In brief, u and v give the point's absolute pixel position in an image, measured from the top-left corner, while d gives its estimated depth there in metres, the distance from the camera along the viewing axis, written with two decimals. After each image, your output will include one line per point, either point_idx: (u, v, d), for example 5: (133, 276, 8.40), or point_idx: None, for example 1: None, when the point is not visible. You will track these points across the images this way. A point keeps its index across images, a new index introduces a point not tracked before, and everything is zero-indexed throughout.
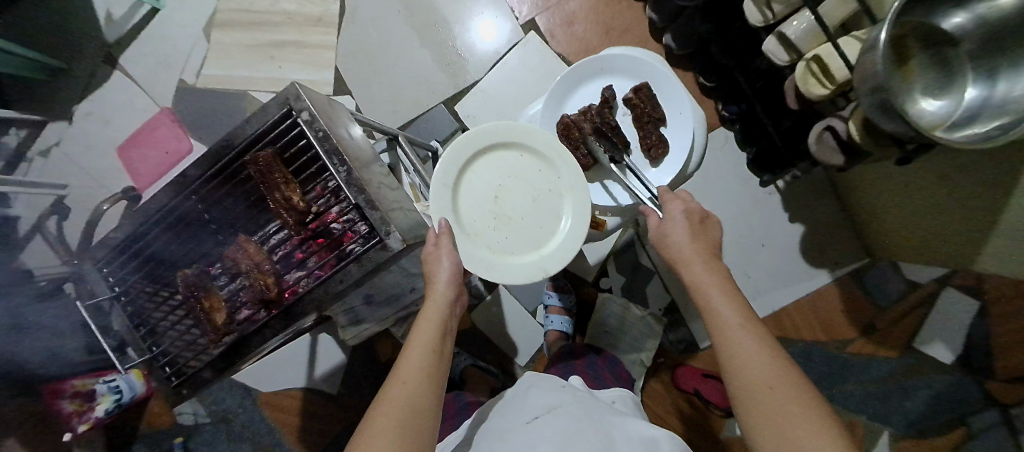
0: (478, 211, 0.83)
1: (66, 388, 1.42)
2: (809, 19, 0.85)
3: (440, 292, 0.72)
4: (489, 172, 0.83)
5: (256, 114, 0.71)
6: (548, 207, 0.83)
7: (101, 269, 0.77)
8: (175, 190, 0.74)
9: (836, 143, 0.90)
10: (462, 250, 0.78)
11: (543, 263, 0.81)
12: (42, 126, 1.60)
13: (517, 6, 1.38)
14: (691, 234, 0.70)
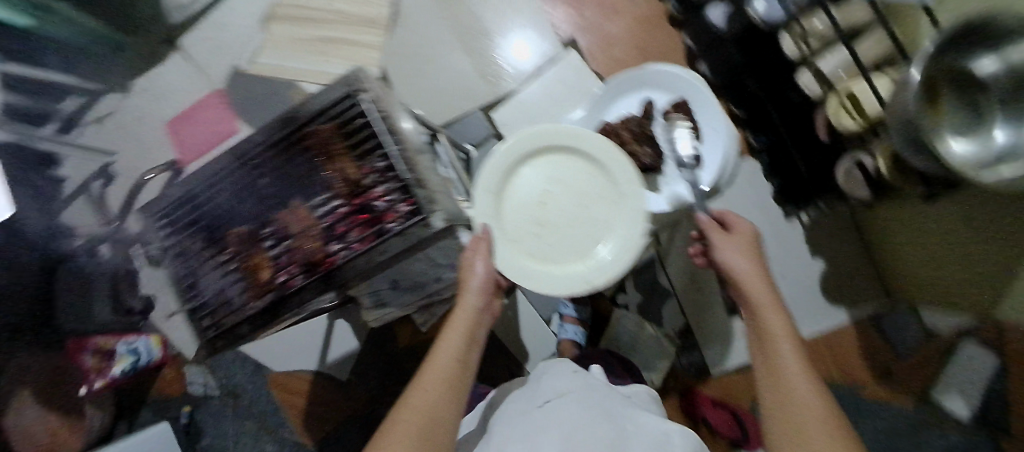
0: (523, 217, 0.89)
1: (89, 344, 1.49)
2: (843, 57, 0.89)
3: (472, 303, 0.77)
4: (535, 179, 0.90)
5: (323, 91, 0.78)
6: (595, 215, 0.88)
7: (170, 217, 0.85)
8: (244, 153, 0.82)
9: (863, 178, 0.95)
10: (503, 256, 0.83)
11: (587, 273, 0.85)
12: (101, 96, 1.71)
13: (557, 23, 1.42)
14: (747, 256, 0.73)
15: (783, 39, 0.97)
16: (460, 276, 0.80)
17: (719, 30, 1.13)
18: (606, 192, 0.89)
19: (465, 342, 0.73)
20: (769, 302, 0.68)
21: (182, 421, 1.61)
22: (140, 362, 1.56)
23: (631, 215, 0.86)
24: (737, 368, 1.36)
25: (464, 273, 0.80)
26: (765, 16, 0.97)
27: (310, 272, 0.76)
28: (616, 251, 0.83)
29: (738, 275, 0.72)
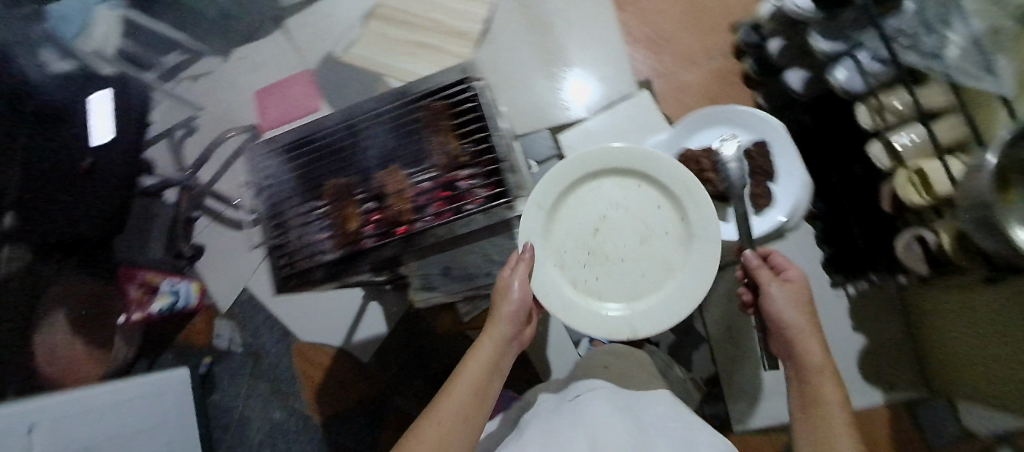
0: (576, 243, 0.86)
1: (136, 277, 1.56)
2: (919, 135, 0.93)
3: (501, 330, 0.79)
4: (595, 205, 0.86)
5: (438, 72, 0.85)
6: (654, 255, 0.84)
7: (265, 158, 0.91)
8: (350, 112, 0.87)
9: (923, 253, 0.97)
10: (546, 283, 0.83)
11: (633, 317, 0.81)
12: (200, 57, 1.84)
13: (638, 65, 1.49)
14: (797, 307, 0.72)
15: (860, 110, 1.04)
16: (496, 296, 0.83)
17: (794, 92, 1.16)
18: (672, 232, 0.84)
19: (490, 367, 0.75)
20: (820, 358, 0.68)
21: (201, 370, 1.65)
22: (177, 305, 1.64)
23: (695, 261, 0.80)
24: (758, 428, 1.34)
25: (499, 297, 0.82)
26: (846, 85, 1.02)
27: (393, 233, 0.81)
28: (680, 296, 0.79)
29: (790, 327, 0.71)
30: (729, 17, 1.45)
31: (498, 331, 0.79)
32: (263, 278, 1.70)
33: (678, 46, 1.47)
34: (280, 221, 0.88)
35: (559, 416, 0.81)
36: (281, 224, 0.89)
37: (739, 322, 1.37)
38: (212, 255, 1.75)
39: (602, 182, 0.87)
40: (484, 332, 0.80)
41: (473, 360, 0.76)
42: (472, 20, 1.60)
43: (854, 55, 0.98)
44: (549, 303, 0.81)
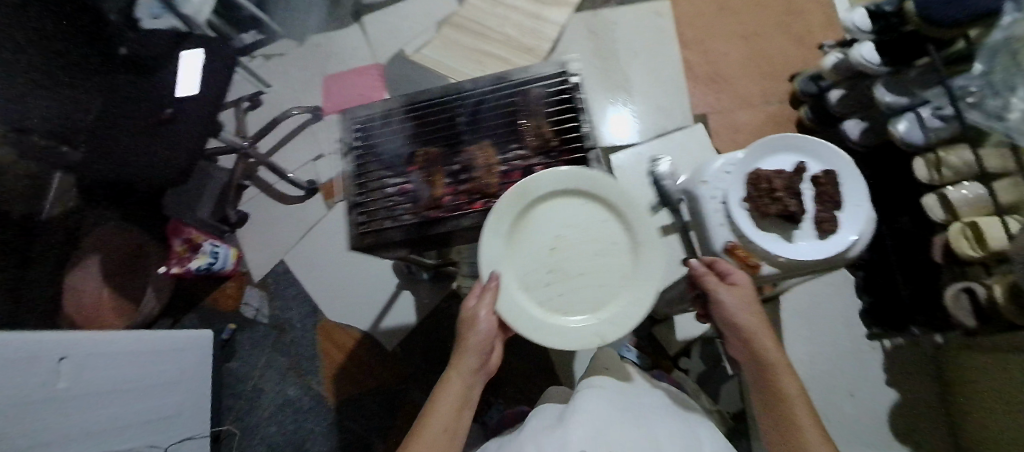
0: (532, 260, 0.77)
1: (184, 232, 1.60)
2: (977, 191, 0.97)
3: (468, 363, 0.72)
4: (547, 217, 0.78)
5: (540, 63, 0.87)
6: (613, 262, 0.76)
7: (354, 119, 0.92)
8: (447, 88, 0.89)
9: (970, 306, 0.97)
10: (510, 310, 0.72)
11: (603, 329, 0.72)
12: (276, 38, 1.96)
13: (693, 99, 1.57)
14: (747, 309, 0.73)
15: (919, 163, 1.08)
16: (463, 330, 0.75)
17: (851, 140, 1.27)
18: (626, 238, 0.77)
19: (459, 403, 0.70)
20: (776, 355, 0.68)
21: (224, 335, 1.65)
22: (214, 267, 1.62)
23: (651, 265, 0.73)
24: None
25: (464, 331, 0.75)
26: (905, 136, 1.06)
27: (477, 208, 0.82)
28: (635, 305, 0.72)
29: (744, 327, 0.72)
30: (788, 69, 1.55)
31: (466, 366, 0.72)
32: (301, 252, 1.73)
33: (736, 86, 1.56)
34: (361, 181, 0.88)
35: (552, 428, 0.71)
36: (360, 184, 0.88)
37: None
38: (255, 224, 1.80)
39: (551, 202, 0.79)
40: (453, 365, 0.73)
41: (447, 389, 0.71)
42: (542, 39, 1.71)
43: (916, 110, 1.05)
44: (516, 325, 0.71)
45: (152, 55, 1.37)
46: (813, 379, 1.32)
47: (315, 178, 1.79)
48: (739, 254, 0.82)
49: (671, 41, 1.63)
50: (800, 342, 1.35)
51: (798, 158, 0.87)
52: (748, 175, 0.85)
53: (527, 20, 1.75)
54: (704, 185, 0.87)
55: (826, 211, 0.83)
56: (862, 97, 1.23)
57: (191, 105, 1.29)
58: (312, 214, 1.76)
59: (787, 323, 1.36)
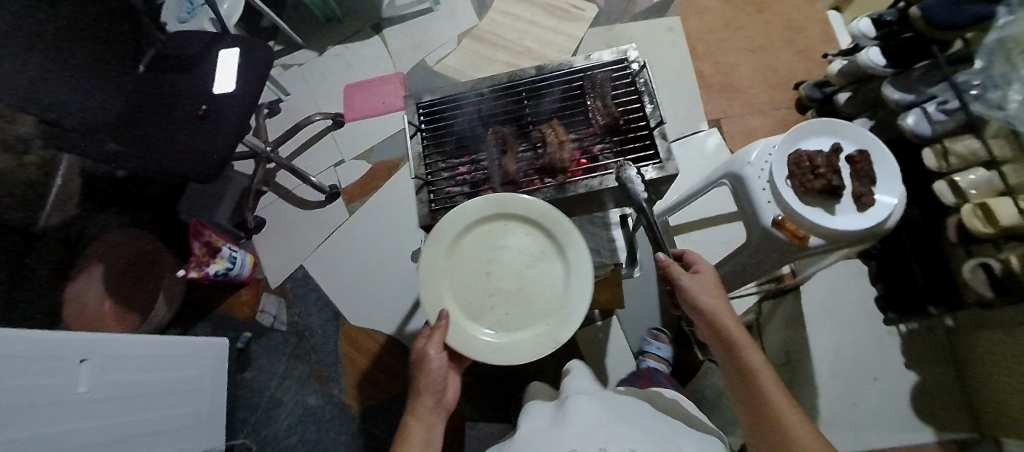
0: (472, 289, 0.87)
1: (204, 235, 1.49)
2: (987, 176, 1.07)
3: (424, 405, 0.77)
4: (476, 247, 0.89)
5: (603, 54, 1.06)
6: (545, 269, 0.87)
7: (435, 103, 1.09)
8: (520, 77, 1.08)
9: (988, 279, 1.05)
10: (463, 341, 0.82)
11: (554, 334, 0.81)
12: (297, 49, 2.02)
13: (705, 108, 1.69)
14: (714, 294, 0.79)
15: (928, 153, 1.19)
16: (418, 379, 0.80)
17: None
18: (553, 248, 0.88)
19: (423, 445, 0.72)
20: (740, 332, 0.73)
21: (240, 343, 1.59)
22: (232, 271, 1.57)
23: (579, 262, 0.84)
24: None
25: (422, 375, 0.80)
26: (914, 129, 1.17)
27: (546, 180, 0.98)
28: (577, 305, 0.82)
29: (712, 312, 0.77)
30: (791, 79, 1.69)
31: (423, 415, 0.76)
32: (323, 256, 1.71)
33: (744, 95, 1.69)
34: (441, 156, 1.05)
35: (542, 432, 0.66)
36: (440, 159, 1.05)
37: (798, 349, 1.40)
38: (272, 229, 1.77)
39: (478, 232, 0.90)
40: (411, 414, 0.77)
41: (410, 437, 0.73)
42: (561, 51, 1.87)
43: (921, 106, 1.17)
44: (473, 353, 0.81)
45: (189, 52, 1.38)
46: (837, 365, 1.37)
47: (337, 183, 1.80)
48: (789, 226, 0.87)
49: (684, 55, 1.78)
50: (822, 329, 1.41)
51: (834, 140, 0.94)
52: (789, 155, 0.92)
53: (548, 35, 1.91)
54: (750, 165, 0.93)
55: (863, 186, 0.88)
56: (868, 99, 1.36)
57: (226, 98, 1.28)
58: (334, 218, 1.76)
59: (808, 312, 1.43)
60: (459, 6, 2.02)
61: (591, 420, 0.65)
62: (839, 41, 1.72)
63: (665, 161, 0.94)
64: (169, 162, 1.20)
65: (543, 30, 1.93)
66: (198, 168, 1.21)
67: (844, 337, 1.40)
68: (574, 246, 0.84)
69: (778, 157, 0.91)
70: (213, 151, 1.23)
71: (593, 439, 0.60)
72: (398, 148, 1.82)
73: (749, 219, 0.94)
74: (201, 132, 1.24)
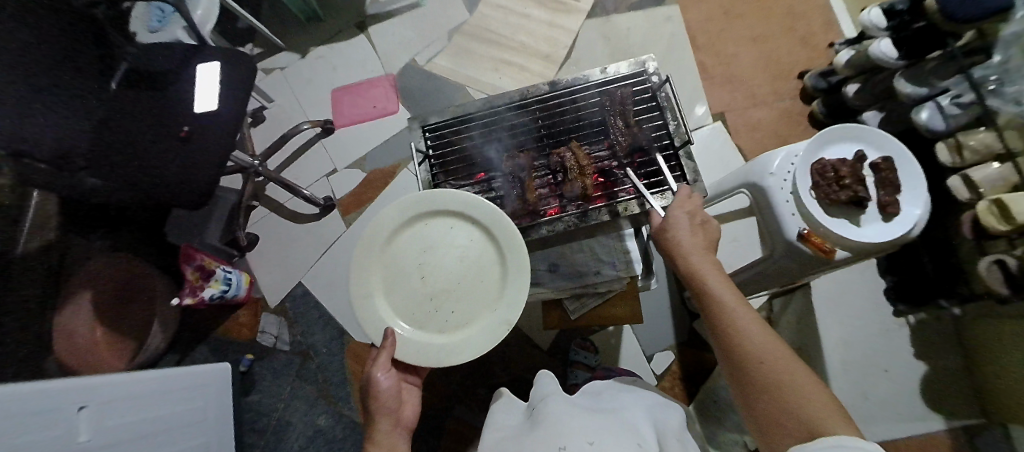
0: (410, 299, 0.81)
1: (196, 258, 1.44)
2: (1002, 171, 1.05)
3: (382, 429, 0.74)
4: (406, 253, 0.83)
5: (618, 63, 1.06)
6: (482, 260, 0.82)
7: (439, 123, 1.07)
8: (532, 93, 1.07)
9: (1004, 276, 1.04)
10: (414, 356, 0.77)
11: (501, 321, 0.77)
12: (277, 51, 1.90)
13: (709, 101, 1.65)
14: (691, 231, 0.79)
15: (940, 147, 1.17)
16: (371, 403, 0.76)
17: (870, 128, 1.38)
18: (481, 238, 0.83)
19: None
20: (705, 265, 0.73)
21: (243, 367, 1.54)
22: (228, 293, 1.51)
23: (515, 250, 0.79)
24: None
25: (373, 400, 0.76)
26: (928, 124, 1.15)
27: (567, 205, 1.00)
28: (517, 291, 0.77)
29: (678, 249, 0.77)
30: (794, 68, 1.65)
31: (384, 437, 0.74)
32: (322, 272, 1.65)
33: (746, 86, 1.65)
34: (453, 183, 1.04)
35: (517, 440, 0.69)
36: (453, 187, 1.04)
37: (810, 344, 1.41)
38: (266, 244, 1.70)
39: (405, 234, 0.84)
40: (371, 440, 0.74)
41: None
42: (557, 46, 1.81)
43: (935, 100, 1.15)
44: (427, 363, 0.77)
45: (165, 67, 1.29)
46: (848, 358, 1.38)
47: (331, 195, 1.73)
48: (815, 239, 0.84)
49: (685, 46, 1.73)
50: (832, 324, 1.41)
51: (857, 147, 0.92)
52: (812, 164, 0.89)
53: (543, 30, 1.84)
54: (773, 176, 0.90)
55: (889, 195, 0.86)
56: (874, 91, 1.33)
57: (209, 117, 1.21)
58: (331, 231, 1.69)
59: (820, 308, 1.43)
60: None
61: (553, 418, 0.69)
62: (843, 25, 1.67)
63: (692, 183, 0.96)
64: (155, 189, 1.14)
65: (537, 24, 1.85)
66: (189, 195, 1.16)
67: (853, 330, 1.41)
68: (501, 230, 0.80)
69: (802, 167, 0.88)
70: (198, 175, 1.17)
71: (554, 436, 0.64)
72: (393, 154, 1.75)
73: (772, 232, 0.92)
74: (184, 157, 1.17)
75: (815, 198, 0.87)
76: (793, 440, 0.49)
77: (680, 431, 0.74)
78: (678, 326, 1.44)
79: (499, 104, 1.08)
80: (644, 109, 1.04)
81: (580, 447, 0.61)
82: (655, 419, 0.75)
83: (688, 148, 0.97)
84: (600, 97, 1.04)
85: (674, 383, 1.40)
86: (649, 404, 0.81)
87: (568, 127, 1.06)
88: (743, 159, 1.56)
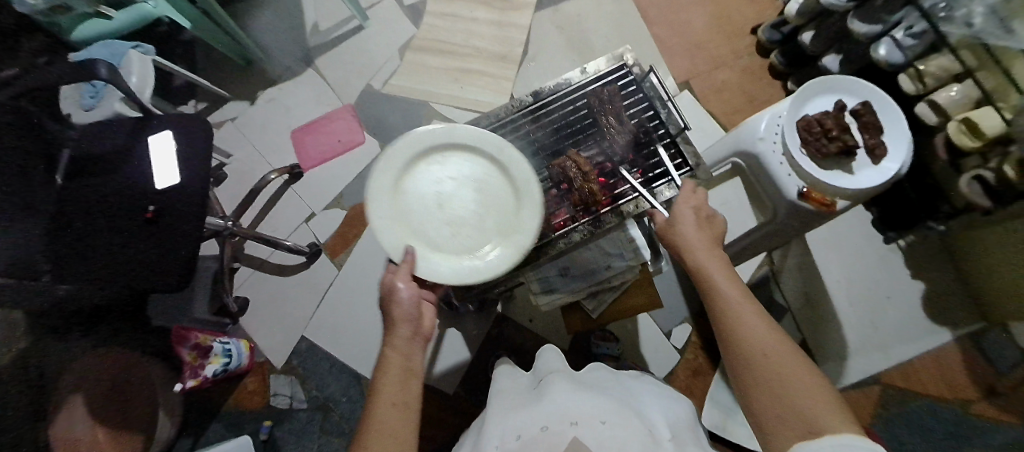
0: (427, 224, 0.77)
1: (190, 337, 1.35)
2: (962, 90, 1.10)
3: (402, 333, 0.72)
4: (423, 180, 0.78)
5: (596, 61, 1.07)
6: (498, 192, 0.78)
7: None
8: (515, 107, 1.05)
9: (983, 190, 1.09)
10: (437, 276, 0.73)
11: (519, 243, 0.73)
12: (223, 103, 1.80)
13: (672, 73, 1.66)
14: (697, 226, 0.77)
15: (902, 78, 1.23)
16: (390, 310, 0.74)
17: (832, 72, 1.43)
18: (492, 167, 0.79)
19: (403, 370, 0.68)
20: (713, 262, 0.71)
21: (263, 436, 1.48)
22: (230, 365, 1.44)
23: (527, 175, 0.75)
24: (857, 384, 1.36)
25: (391, 307, 0.74)
26: (887, 58, 1.20)
27: (577, 215, 0.97)
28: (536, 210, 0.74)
29: (685, 245, 0.75)
30: (745, 26, 1.69)
31: (400, 336, 0.72)
32: (323, 321, 1.59)
33: (704, 50, 1.68)
34: None
35: (518, 412, 0.60)
36: None
37: (814, 288, 1.46)
38: (258, 305, 1.63)
39: (415, 168, 0.79)
40: (388, 341, 0.72)
41: (388, 369, 0.67)
42: (512, 44, 1.78)
43: (890, 34, 1.19)
44: (450, 282, 0.72)
45: (109, 146, 1.19)
46: (852, 293, 1.43)
47: (316, 240, 1.67)
48: (815, 196, 0.85)
49: (637, 22, 1.73)
50: (832, 265, 1.46)
51: (835, 97, 0.96)
52: (798, 122, 0.93)
53: (494, 30, 1.80)
54: (763, 140, 0.92)
55: (873, 138, 0.90)
56: (831, 34, 1.37)
57: (172, 192, 1.13)
58: (324, 277, 1.63)
59: (817, 254, 1.47)
60: (391, 16, 1.85)
61: (562, 392, 0.59)
62: None
63: (695, 167, 0.97)
64: (129, 280, 1.08)
65: (487, 26, 1.81)
66: (168, 278, 1.08)
67: (851, 266, 1.46)
68: (513, 155, 0.76)
69: (788, 128, 0.90)
70: (177, 254, 1.10)
71: (564, 412, 0.54)
72: None
73: (772, 196, 0.93)
74: (156, 240, 1.10)
75: (808, 155, 0.91)
76: (797, 440, 0.48)
77: (691, 409, 0.68)
78: (690, 298, 1.46)
79: (484, 125, 1.04)
80: (631, 102, 1.04)
81: (591, 426, 0.52)
82: (663, 397, 0.66)
83: (687, 133, 0.97)
84: (586, 99, 1.04)
85: (699, 355, 1.41)
86: (656, 385, 0.73)
87: (561, 135, 1.05)
88: (716, 123, 1.59)
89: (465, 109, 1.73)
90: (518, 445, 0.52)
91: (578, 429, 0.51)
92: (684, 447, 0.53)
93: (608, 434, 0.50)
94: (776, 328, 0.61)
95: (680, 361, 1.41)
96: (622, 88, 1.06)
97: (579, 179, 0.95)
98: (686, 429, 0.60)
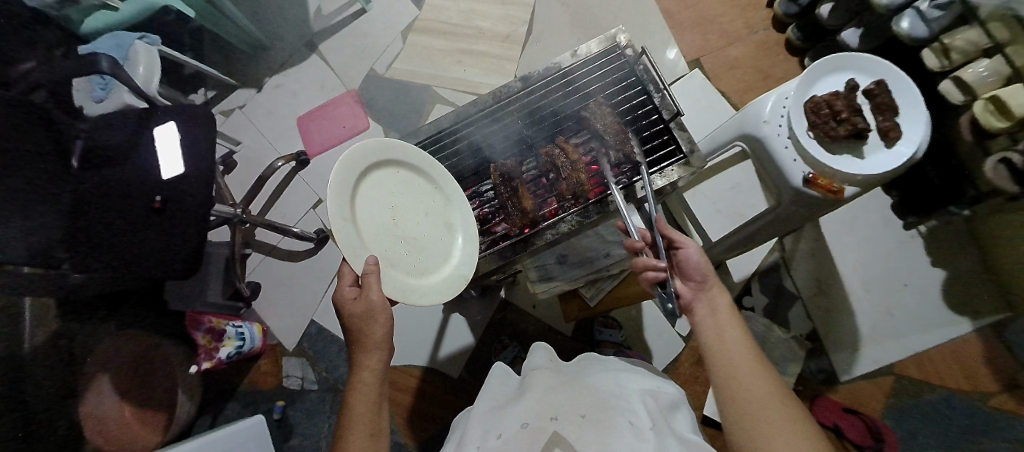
0: (382, 238, 0.74)
1: (204, 321, 1.40)
2: (991, 67, 1.02)
3: (370, 362, 0.70)
4: (378, 193, 0.76)
5: (589, 43, 1.03)
6: (442, 221, 0.84)
7: (423, 144, 1.02)
8: (503, 95, 1.03)
9: (1010, 173, 1.03)
10: (396, 291, 0.71)
11: (459, 274, 0.81)
12: (232, 91, 1.82)
13: (682, 51, 1.60)
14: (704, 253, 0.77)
15: (927, 53, 1.15)
16: (355, 334, 0.72)
17: (851, 48, 1.34)
18: (436, 197, 0.85)
19: (376, 397, 0.68)
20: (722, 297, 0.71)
21: (276, 415, 1.54)
22: (244, 348, 1.48)
23: (463, 213, 0.86)
24: (868, 374, 1.33)
25: (357, 330, 0.71)
26: (911, 33, 1.13)
27: (567, 204, 0.96)
28: (472, 247, 0.84)
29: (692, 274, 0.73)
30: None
31: (372, 361, 0.70)
32: (332, 305, 1.64)
33: (717, 25, 1.60)
34: None
35: (501, 409, 0.60)
36: None
37: (827, 274, 1.41)
38: (270, 290, 1.68)
39: (373, 177, 0.76)
40: (358, 364, 0.71)
41: (354, 407, 0.66)
42: (516, 24, 1.74)
43: (914, 6, 1.12)
44: (408, 299, 0.73)
45: (120, 137, 1.23)
46: (868, 280, 1.39)
47: (322, 226, 1.70)
48: (822, 182, 0.81)
49: None
50: (844, 252, 1.42)
51: (847, 77, 0.92)
52: (805, 103, 0.88)
53: (497, 10, 1.76)
54: (767, 123, 0.88)
55: (888, 120, 0.85)
56: (851, 5, 1.30)
57: (179, 182, 1.16)
58: (331, 262, 1.67)
59: (829, 240, 1.43)
60: None
61: (543, 389, 0.59)
62: None
63: (689, 154, 0.94)
64: (140, 267, 1.12)
65: (490, 6, 1.77)
66: (173, 266, 1.13)
67: (866, 251, 1.41)
68: (454, 199, 0.86)
69: (795, 108, 0.86)
70: (179, 240, 1.13)
71: (544, 408, 0.54)
72: None
73: (778, 181, 0.90)
74: (165, 228, 1.14)
75: (815, 138, 0.86)
76: None
77: (681, 403, 0.68)
78: None
79: (476, 111, 1.04)
80: (625, 86, 1.01)
81: (571, 421, 0.51)
82: (651, 388, 0.65)
83: (680, 118, 0.95)
84: (577, 86, 1.03)
85: None
86: (644, 375, 0.73)
87: (553, 122, 1.02)
88: (727, 103, 1.52)
89: (468, 92, 1.71)
90: (499, 442, 0.52)
91: (558, 423, 0.51)
92: (667, 437, 0.53)
93: (588, 428, 0.50)
94: (764, 372, 0.60)
95: (683, 348, 1.40)
96: (616, 70, 1.02)
97: (568, 169, 0.94)
98: (669, 422, 0.59)
